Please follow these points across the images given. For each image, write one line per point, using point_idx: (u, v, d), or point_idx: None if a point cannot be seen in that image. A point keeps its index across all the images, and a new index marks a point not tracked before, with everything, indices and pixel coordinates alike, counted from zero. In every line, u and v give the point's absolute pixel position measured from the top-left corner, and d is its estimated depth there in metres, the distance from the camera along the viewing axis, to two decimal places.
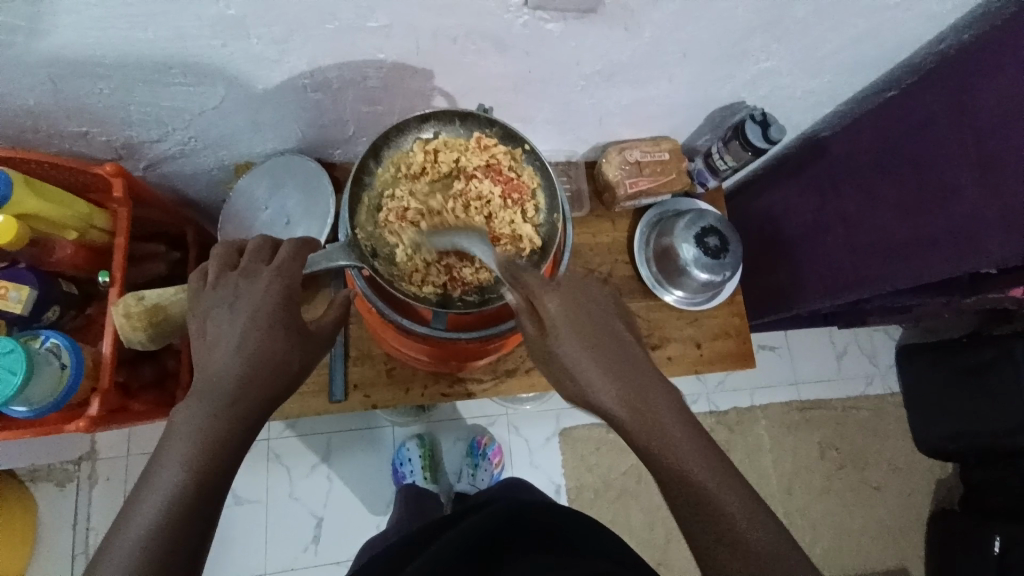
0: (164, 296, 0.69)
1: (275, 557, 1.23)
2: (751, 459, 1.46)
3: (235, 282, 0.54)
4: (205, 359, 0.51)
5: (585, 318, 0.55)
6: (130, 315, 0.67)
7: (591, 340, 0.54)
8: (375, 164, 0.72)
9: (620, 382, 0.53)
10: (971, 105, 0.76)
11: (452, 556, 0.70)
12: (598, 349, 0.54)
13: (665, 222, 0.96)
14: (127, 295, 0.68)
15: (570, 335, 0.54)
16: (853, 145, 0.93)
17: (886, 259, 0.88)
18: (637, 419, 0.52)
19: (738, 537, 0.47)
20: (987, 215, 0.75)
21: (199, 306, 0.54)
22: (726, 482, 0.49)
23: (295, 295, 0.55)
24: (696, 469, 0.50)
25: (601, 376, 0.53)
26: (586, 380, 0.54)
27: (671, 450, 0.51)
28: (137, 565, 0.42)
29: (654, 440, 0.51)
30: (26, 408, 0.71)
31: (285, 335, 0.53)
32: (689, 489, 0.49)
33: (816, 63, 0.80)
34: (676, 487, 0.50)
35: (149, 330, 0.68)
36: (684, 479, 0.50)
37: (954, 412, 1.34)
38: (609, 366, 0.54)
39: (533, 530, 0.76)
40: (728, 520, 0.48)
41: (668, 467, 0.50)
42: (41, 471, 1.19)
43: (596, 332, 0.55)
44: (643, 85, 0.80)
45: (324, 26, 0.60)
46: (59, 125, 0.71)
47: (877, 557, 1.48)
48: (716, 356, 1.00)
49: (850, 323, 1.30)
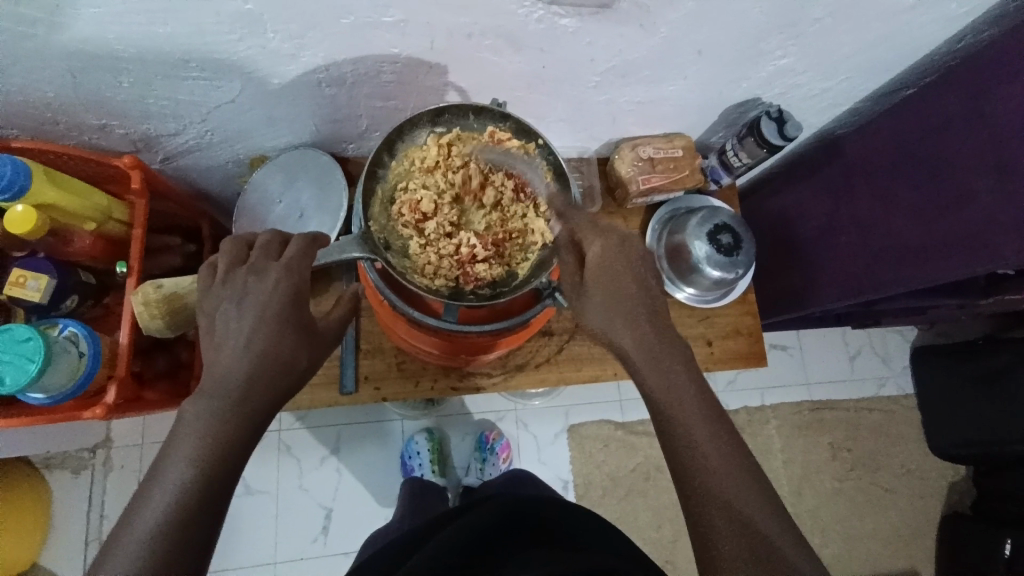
0: (181, 286, 0.70)
1: (285, 547, 1.24)
2: (760, 460, 1.45)
3: (243, 278, 0.54)
4: (215, 355, 0.52)
5: (619, 266, 0.60)
6: (148, 304, 0.68)
7: (620, 289, 0.59)
8: (389, 157, 0.72)
9: (640, 329, 0.58)
10: (990, 107, 0.75)
11: (458, 543, 0.71)
12: (626, 300, 0.59)
13: (677, 220, 0.96)
14: (146, 284, 0.69)
15: (602, 279, 0.59)
16: (870, 145, 0.92)
17: (901, 264, 0.87)
18: (650, 367, 0.57)
19: (721, 488, 0.51)
20: (1003, 221, 0.74)
21: (208, 301, 0.54)
22: (718, 440, 0.53)
23: (304, 295, 0.56)
24: (692, 424, 0.54)
25: (623, 324, 0.58)
26: (607, 322, 0.59)
27: (673, 400, 0.55)
28: (147, 557, 0.43)
29: (662, 387, 0.56)
30: (43, 395, 0.73)
31: (294, 333, 0.54)
32: (682, 438, 0.54)
33: (833, 61, 0.79)
34: (671, 432, 0.54)
35: (167, 318, 0.69)
36: (684, 428, 0.54)
37: (967, 418, 1.32)
38: (631, 314, 0.58)
39: (539, 521, 0.77)
40: (716, 471, 0.52)
41: (669, 412, 0.55)
42: (56, 458, 1.20)
43: (626, 285, 0.59)
44: (657, 84, 0.79)
45: (340, 21, 0.60)
46: (79, 117, 0.72)
47: (887, 560, 1.47)
48: (726, 355, 0.99)
49: (863, 324, 1.29)
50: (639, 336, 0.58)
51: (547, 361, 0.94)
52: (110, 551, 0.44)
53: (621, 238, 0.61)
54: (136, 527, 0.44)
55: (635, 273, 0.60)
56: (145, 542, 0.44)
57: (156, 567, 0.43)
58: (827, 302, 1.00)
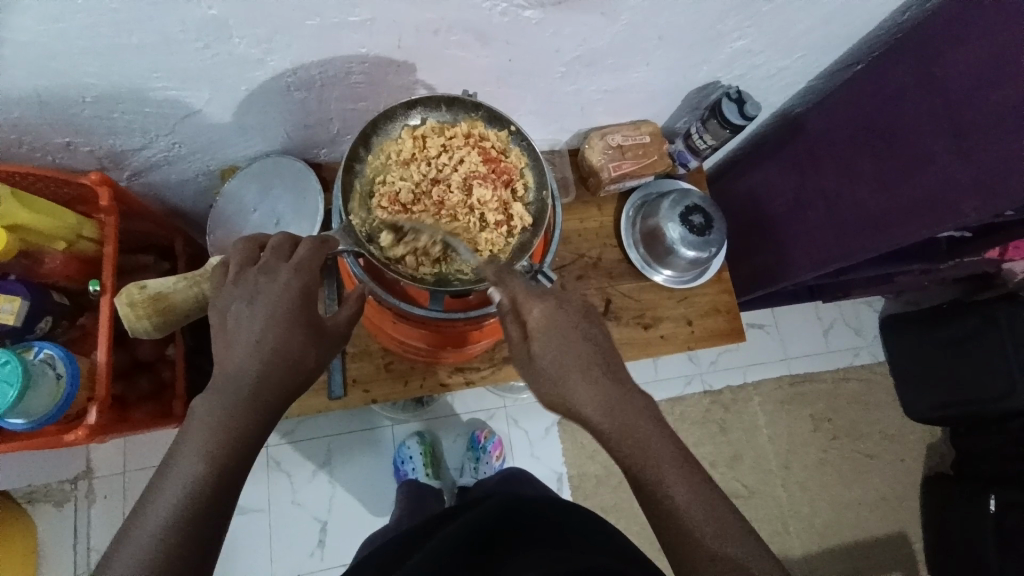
0: (166, 284, 0.65)
1: (282, 564, 1.22)
2: (748, 437, 1.49)
3: (255, 277, 0.54)
4: (224, 354, 0.52)
5: (566, 326, 0.59)
6: (133, 304, 0.65)
7: (573, 354, 0.58)
8: (365, 151, 0.72)
9: (602, 395, 0.56)
10: (939, 71, 0.79)
11: (447, 548, 0.69)
12: (582, 364, 0.57)
13: (650, 204, 0.98)
14: (131, 285, 0.66)
15: (550, 342, 0.58)
16: (827, 119, 0.96)
17: (865, 232, 0.90)
18: (618, 430, 0.55)
19: (701, 532, 0.51)
20: (960, 181, 0.77)
21: (219, 299, 0.54)
22: (691, 477, 0.54)
23: (314, 293, 0.56)
24: (662, 467, 0.54)
25: (582, 384, 0.57)
26: (560, 377, 0.57)
27: (636, 444, 0.55)
28: (157, 556, 0.44)
29: (632, 444, 0.55)
30: (24, 421, 0.71)
31: (304, 330, 0.54)
32: (660, 490, 0.53)
33: (787, 41, 0.83)
34: (640, 478, 0.54)
35: (154, 318, 0.65)
36: (664, 491, 0.53)
37: (941, 381, 1.37)
38: (587, 373, 0.57)
39: (532, 522, 0.76)
40: (690, 508, 0.52)
41: (649, 476, 0.54)
42: (38, 492, 1.17)
43: (575, 340, 0.58)
44: (622, 72, 0.82)
45: (307, 23, 0.61)
46: (42, 137, 0.71)
47: (875, 524, 1.51)
48: (708, 333, 1.02)
49: (834, 296, 1.34)
50: (598, 395, 0.56)
51: None
52: (121, 552, 0.45)
53: (557, 299, 0.60)
54: (148, 527, 0.46)
55: (580, 328, 0.59)
56: (154, 540, 0.45)
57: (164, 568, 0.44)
58: (800, 276, 1.03)
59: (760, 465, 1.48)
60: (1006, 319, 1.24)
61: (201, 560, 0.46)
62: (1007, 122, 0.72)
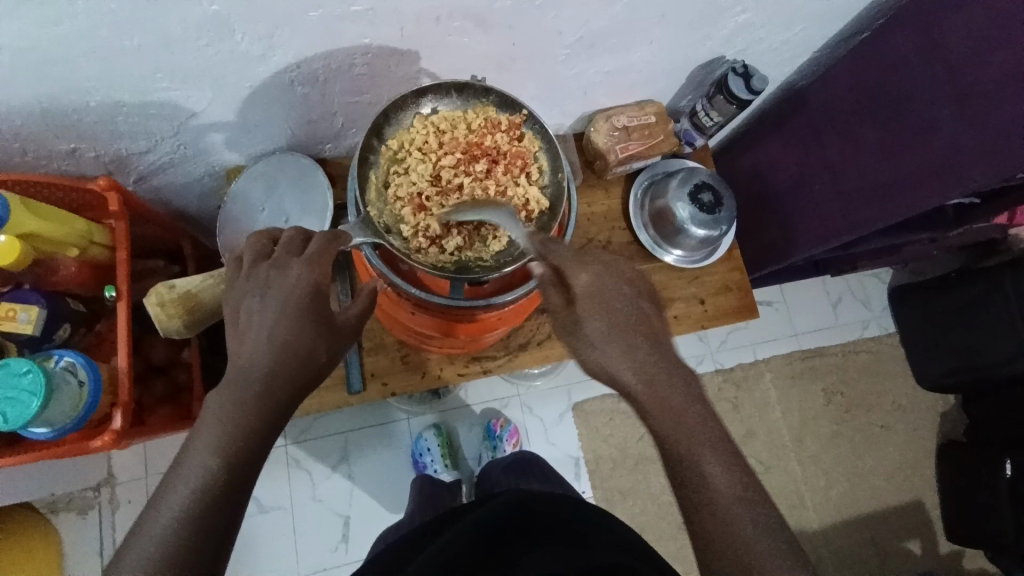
0: (194, 283, 0.68)
1: (304, 560, 1.24)
2: (761, 414, 1.49)
3: (266, 272, 0.55)
4: (237, 348, 0.53)
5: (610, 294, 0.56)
6: (164, 304, 0.67)
7: (614, 315, 0.55)
8: (379, 143, 0.73)
9: (631, 354, 0.55)
10: (941, 36, 0.79)
11: (463, 543, 0.69)
12: (615, 318, 0.55)
13: (658, 184, 0.98)
14: (159, 285, 0.68)
15: (595, 311, 0.56)
16: (830, 92, 0.96)
17: (870, 200, 0.90)
18: (637, 375, 0.54)
19: (706, 475, 0.51)
20: (965, 146, 0.78)
21: (232, 294, 0.55)
22: (708, 438, 0.53)
23: (326, 288, 0.56)
24: (683, 431, 0.53)
25: (619, 350, 0.55)
26: (598, 345, 0.55)
27: (669, 421, 0.53)
28: (170, 547, 0.45)
29: (647, 385, 0.54)
30: (47, 429, 0.72)
31: (315, 325, 0.54)
32: (664, 424, 0.53)
33: (788, 15, 0.82)
34: (647, 411, 0.54)
35: (184, 316, 0.68)
36: (673, 424, 0.53)
37: (951, 350, 1.37)
38: (625, 338, 0.55)
39: (553, 515, 0.76)
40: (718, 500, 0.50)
41: (650, 405, 0.54)
42: (60, 501, 1.17)
43: (625, 310, 0.56)
44: (624, 52, 0.81)
45: (308, 16, 0.60)
46: (48, 144, 0.71)
47: (890, 494, 1.52)
48: (719, 311, 1.02)
49: (841, 270, 1.34)
50: (636, 359, 0.55)
51: (548, 337, 0.95)
52: (135, 541, 0.46)
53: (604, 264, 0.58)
54: (160, 520, 0.46)
55: (625, 297, 0.56)
56: (169, 529, 0.45)
57: (179, 558, 0.45)
58: (808, 251, 1.03)
59: (774, 441, 1.49)
60: (1010, 284, 1.23)
61: (212, 553, 0.46)
62: (1011, 86, 0.73)
